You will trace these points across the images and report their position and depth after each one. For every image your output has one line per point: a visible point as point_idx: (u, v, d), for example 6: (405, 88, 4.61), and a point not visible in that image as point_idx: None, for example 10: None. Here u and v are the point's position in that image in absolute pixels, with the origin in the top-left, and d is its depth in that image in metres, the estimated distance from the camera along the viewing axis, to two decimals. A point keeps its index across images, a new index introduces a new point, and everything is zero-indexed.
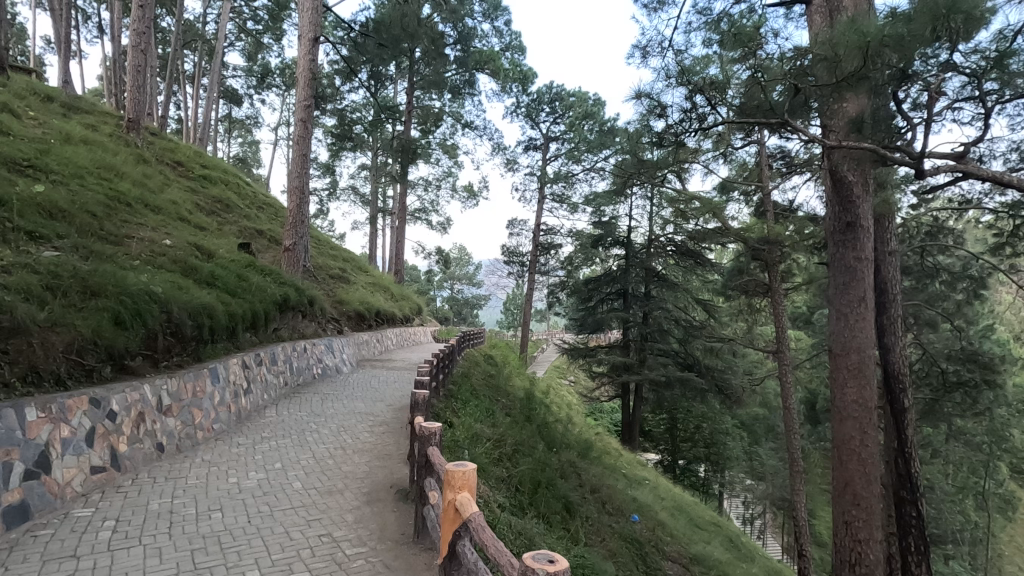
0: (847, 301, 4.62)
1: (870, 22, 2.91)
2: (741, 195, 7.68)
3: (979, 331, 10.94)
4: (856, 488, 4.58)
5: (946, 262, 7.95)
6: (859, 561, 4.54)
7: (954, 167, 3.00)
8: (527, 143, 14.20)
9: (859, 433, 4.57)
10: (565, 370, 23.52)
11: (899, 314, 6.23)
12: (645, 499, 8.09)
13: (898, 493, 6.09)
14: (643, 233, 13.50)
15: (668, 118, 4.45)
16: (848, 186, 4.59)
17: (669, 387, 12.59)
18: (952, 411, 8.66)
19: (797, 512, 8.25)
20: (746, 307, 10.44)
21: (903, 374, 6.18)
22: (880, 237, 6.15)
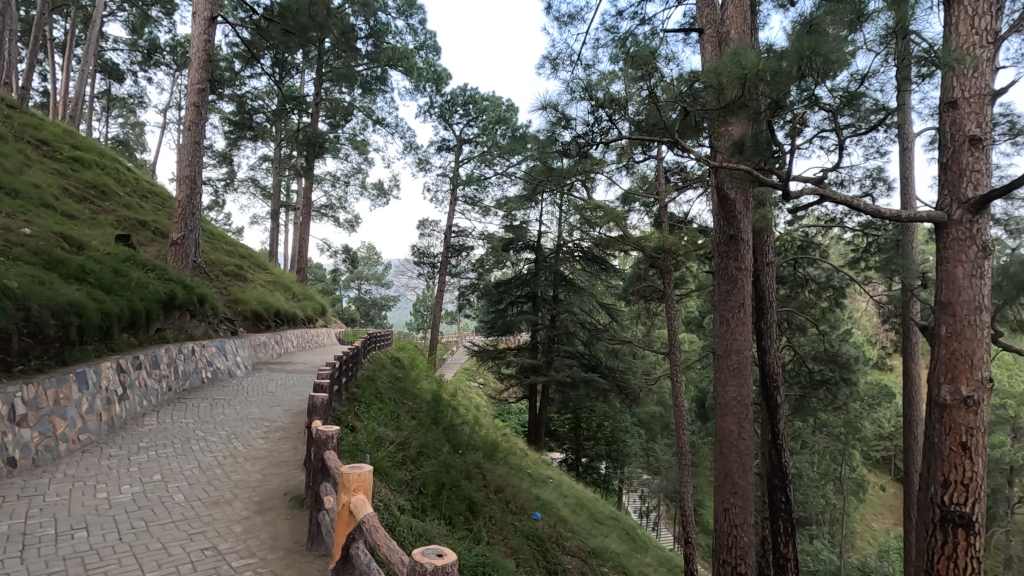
0: (729, 307, 5.07)
1: (748, 56, 3.22)
2: (641, 206, 8.12)
3: (840, 335, 12.39)
4: (734, 478, 5.00)
5: (813, 273, 8.93)
6: (735, 544, 4.95)
7: (816, 189, 3.36)
8: (440, 144, 14.09)
9: (737, 427, 5.01)
10: (474, 372, 23.59)
11: (774, 319, 6.91)
12: (548, 497, 8.31)
13: (771, 481, 6.69)
14: (552, 238, 13.87)
15: (573, 129, 4.60)
16: (731, 203, 5.05)
17: (574, 388, 13.03)
18: (817, 406, 9.73)
19: (686, 503, 8.86)
20: (644, 311, 11.07)
21: (777, 373, 6.84)
22: (759, 249, 6.79)
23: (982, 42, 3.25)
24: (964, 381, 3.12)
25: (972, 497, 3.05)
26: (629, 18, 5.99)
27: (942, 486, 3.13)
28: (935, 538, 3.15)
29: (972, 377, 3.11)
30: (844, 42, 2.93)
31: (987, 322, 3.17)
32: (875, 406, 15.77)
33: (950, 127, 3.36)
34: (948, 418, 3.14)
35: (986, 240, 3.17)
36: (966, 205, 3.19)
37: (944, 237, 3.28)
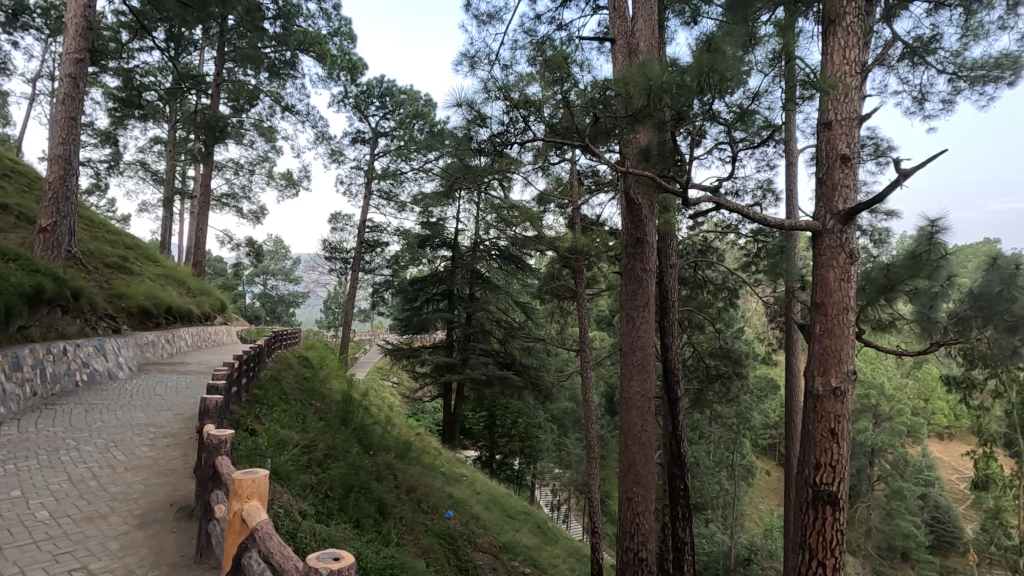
0: (634, 306, 5.35)
1: (653, 68, 3.39)
2: (556, 207, 8.33)
3: (734, 332, 13.41)
4: (637, 468, 5.26)
5: (711, 275, 9.60)
6: (637, 531, 5.23)
7: (712, 197, 3.59)
8: (355, 135, 13.62)
9: (641, 420, 5.28)
10: (387, 372, 23.03)
11: (676, 318, 7.35)
12: (461, 495, 8.30)
13: (671, 470, 7.11)
14: (469, 236, 13.85)
15: (489, 128, 4.63)
16: (638, 207, 5.33)
17: (489, 385, 13.11)
18: (712, 398, 10.48)
19: (593, 494, 9.19)
20: (558, 310, 11.36)
21: (678, 368, 7.28)
22: (663, 252, 7.21)
23: (851, 70, 3.65)
24: (833, 373, 3.49)
25: (837, 477, 3.42)
26: (546, 22, 6.11)
27: (814, 468, 3.48)
28: (808, 515, 3.49)
29: (840, 370, 3.49)
30: (739, 61, 3.17)
31: (852, 321, 3.57)
32: (762, 398, 17.26)
33: (825, 145, 3.74)
34: (819, 407, 3.50)
35: (852, 248, 3.57)
36: (837, 216, 3.56)
37: (819, 244, 3.65)
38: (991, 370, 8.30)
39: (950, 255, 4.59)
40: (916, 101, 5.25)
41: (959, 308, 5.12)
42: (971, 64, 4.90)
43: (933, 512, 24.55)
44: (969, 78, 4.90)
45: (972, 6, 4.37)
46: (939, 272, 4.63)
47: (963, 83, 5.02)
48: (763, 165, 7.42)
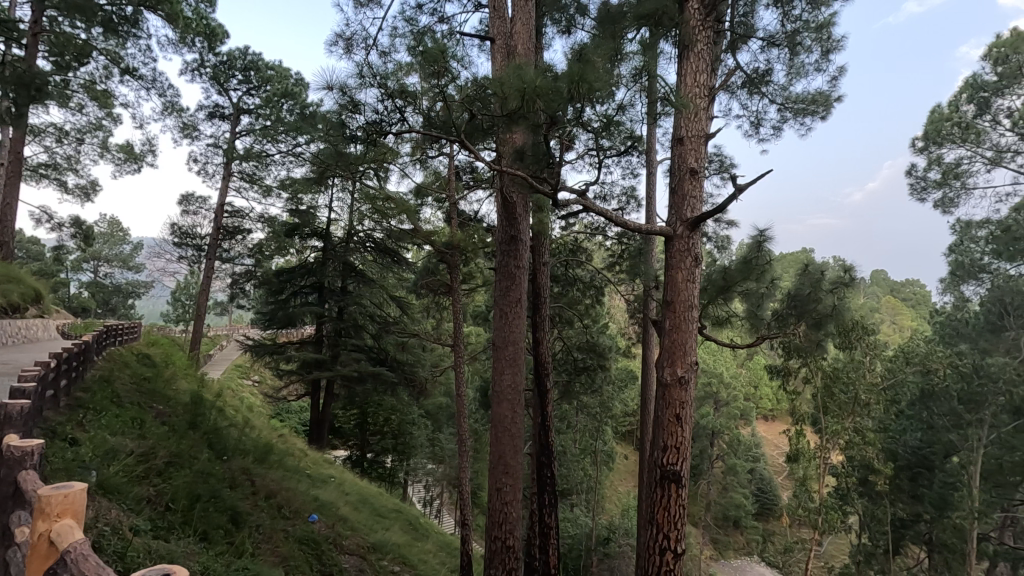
0: (508, 302, 5.51)
1: (527, 71, 3.48)
2: (434, 201, 8.26)
3: (599, 328, 14.33)
4: (506, 459, 5.41)
5: (580, 273, 10.16)
6: (505, 519, 5.39)
7: (579, 200, 3.76)
8: (212, 110, 12.34)
9: (511, 413, 5.45)
10: (247, 370, 21.27)
11: (547, 313, 7.69)
12: (328, 497, 7.91)
13: (539, 459, 7.42)
14: (342, 227, 13.23)
15: (362, 115, 4.44)
16: (513, 206, 5.51)
17: (361, 382, 12.61)
18: (579, 390, 11.10)
19: (465, 487, 9.27)
20: (434, 305, 11.29)
21: (548, 361, 7.61)
22: (537, 250, 7.51)
23: (701, 93, 4.07)
24: (679, 365, 3.88)
25: (682, 458, 3.81)
26: (427, 13, 6.03)
27: (663, 451, 3.84)
28: (656, 493, 3.83)
29: (685, 361, 3.89)
30: (605, 73, 3.37)
31: (695, 317, 3.99)
32: (623, 388, 18.66)
33: (678, 158, 4.13)
34: (668, 395, 3.86)
35: (697, 252, 3.98)
36: (686, 223, 3.95)
37: (670, 248, 4.01)
38: (803, 359, 9.78)
39: (774, 261, 5.32)
40: (753, 125, 6.01)
41: (779, 307, 5.96)
42: (795, 98, 5.72)
43: (759, 483, 28.38)
44: (792, 109, 5.71)
45: (795, 49, 5.11)
46: (765, 276, 5.35)
47: (789, 114, 5.84)
48: (628, 172, 8.01)
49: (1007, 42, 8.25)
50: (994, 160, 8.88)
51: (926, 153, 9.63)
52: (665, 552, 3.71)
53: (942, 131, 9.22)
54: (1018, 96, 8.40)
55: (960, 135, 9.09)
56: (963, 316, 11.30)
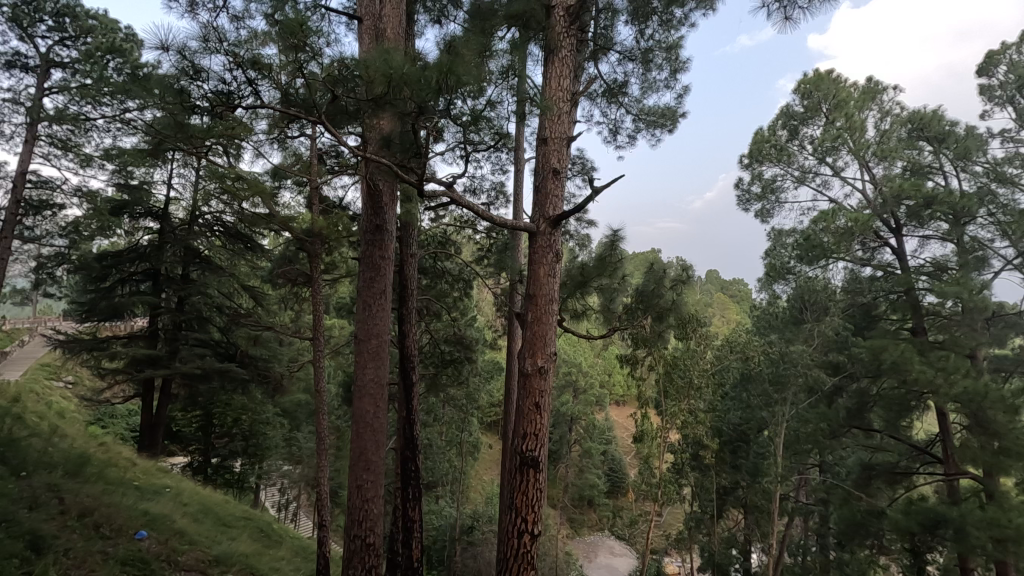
0: (371, 293, 5.37)
1: (395, 57, 3.39)
2: (293, 184, 7.71)
3: (468, 320, 14.48)
4: (368, 455, 5.26)
5: (449, 265, 10.20)
6: (366, 517, 5.24)
7: (447, 192, 3.73)
8: (11, 59, 10.26)
9: (373, 407, 5.31)
10: (58, 369, 18.15)
11: (414, 305, 7.59)
12: (161, 509, 7.06)
13: (403, 453, 7.30)
14: (184, 207, 11.81)
15: (205, 84, 3.97)
16: (379, 194, 5.37)
17: (205, 380, 11.36)
18: (446, 382, 11.14)
19: (323, 488, 8.81)
20: (292, 296, 10.54)
21: (414, 354, 7.53)
22: (405, 241, 7.39)
23: (564, 97, 4.28)
24: (539, 355, 4.06)
25: (539, 444, 4.01)
26: None
27: (523, 438, 4.00)
28: (516, 480, 3.98)
29: (545, 352, 4.08)
30: (475, 66, 3.40)
31: (555, 310, 4.21)
32: (490, 379, 19.08)
33: (542, 158, 4.31)
34: (528, 384, 4.03)
35: (558, 248, 4.19)
36: (548, 220, 4.14)
37: (534, 243, 4.17)
38: (648, 349, 10.77)
39: (625, 259, 5.79)
40: (612, 133, 6.46)
41: (629, 301, 6.51)
42: (648, 110, 6.27)
43: (611, 464, 30.81)
44: (645, 121, 6.25)
45: (648, 65, 5.60)
46: (617, 272, 5.81)
47: (642, 124, 6.39)
48: (497, 168, 8.18)
49: (811, 80, 9.81)
50: (801, 179, 10.50)
51: (750, 169, 11.07)
52: (522, 534, 3.87)
53: (763, 151, 10.69)
54: (818, 126, 10.00)
55: (776, 156, 10.59)
56: (774, 310, 13.27)
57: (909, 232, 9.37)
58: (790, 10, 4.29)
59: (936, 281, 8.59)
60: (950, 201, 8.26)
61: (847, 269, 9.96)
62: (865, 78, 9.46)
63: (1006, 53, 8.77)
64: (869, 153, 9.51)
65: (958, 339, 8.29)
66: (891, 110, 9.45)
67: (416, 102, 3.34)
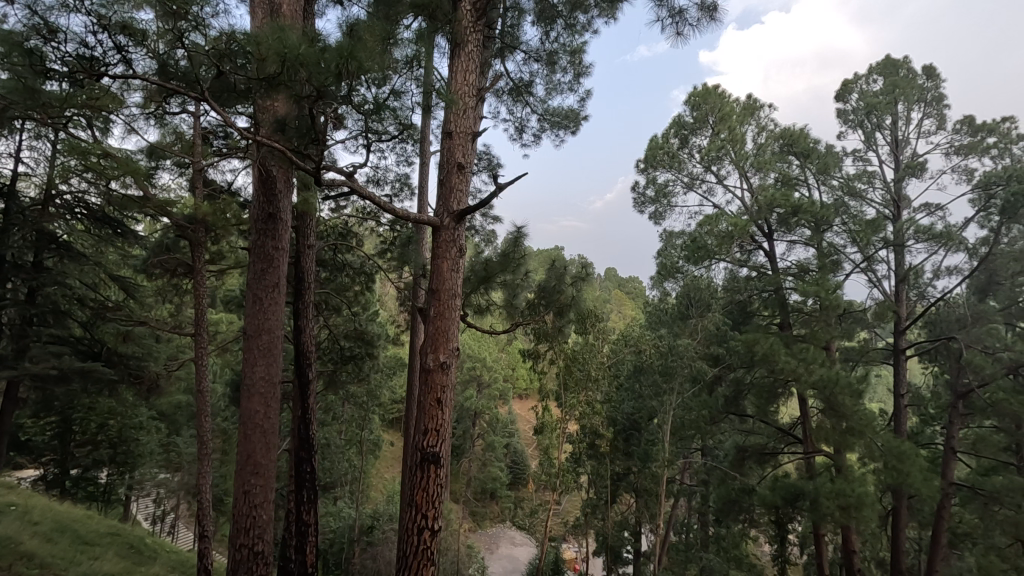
0: (263, 287, 5.06)
1: (291, 35, 3.18)
2: (173, 165, 7.01)
3: (369, 315, 14.06)
4: (257, 458, 4.95)
5: (349, 258, 9.83)
6: (253, 524, 4.93)
7: (347, 182, 3.56)
8: None
9: (263, 407, 5.01)
10: None
11: (312, 299, 7.24)
12: (3, 531, 6.15)
13: (297, 454, 6.92)
14: (36, 185, 10.27)
15: (61, 44, 3.48)
16: (272, 180, 5.06)
17: (61, 382, 9.97)
18: (345, 379, 10.74)
19: (205, 496, 8.15)
20: (171, 288, 9.60)
21: (311, 350, 7.18)
22: (302, 232, 7.01)
23: (469, 93, 4.29)
24: (442, 351, 4.03)
25: (441, 439, 3.99)
26: None
27: (424, 435, 3.95)
28: (416, 477, 3.93)
29: (447, 347, 4.06)
30: (378, 53, 3.28)
31: (458, 305, 4.20)
32: (392, 375, 18.68)
33: (447, 152, 4.27)
34: (430, 380, 3.99)
35: (462, 243, 4.19)
36: (452, 215, 4.11)
37: (437, 238, 4.13)
38: (550, 343, 11.10)
39: (528, 255, 5.91)
40: (518, 131, 6.55)
41: (532, 297, 6.67)
42: (552, 111, 6.45)
43: (513, 456, 31.46)
44: (549, 121, 6.42)
45: (553, 67, 5.74)
46: (520, 268, 5.92)
47: (547, 125, 6.54)
48: (402, 160, 7.99)
49: (700, 93, 10.58)
50: (689, 184, 11.29)
51: (646, 173, 11.65)
52: (422, 531, 3.84)
53: (657, 157, 11.29)
54: (705, 137, 10.79)
55: (668, 162, 11.25)
56: (664, 306, 14.21)
57: (778, 238, 10.43)
58: (682, 26, 4.59)
59: (800, 281, 9.66)
60: (812, 211, 9.30)
61: (727, 269, 10.87)
62: (746, 95, 10.38)
63: (858, 83, 10.01)
64: (748, 163, 10.46)
65: (817, 333, 9.37)
66: (766, 126, 10.45)
67: (314, 85, 3.16)
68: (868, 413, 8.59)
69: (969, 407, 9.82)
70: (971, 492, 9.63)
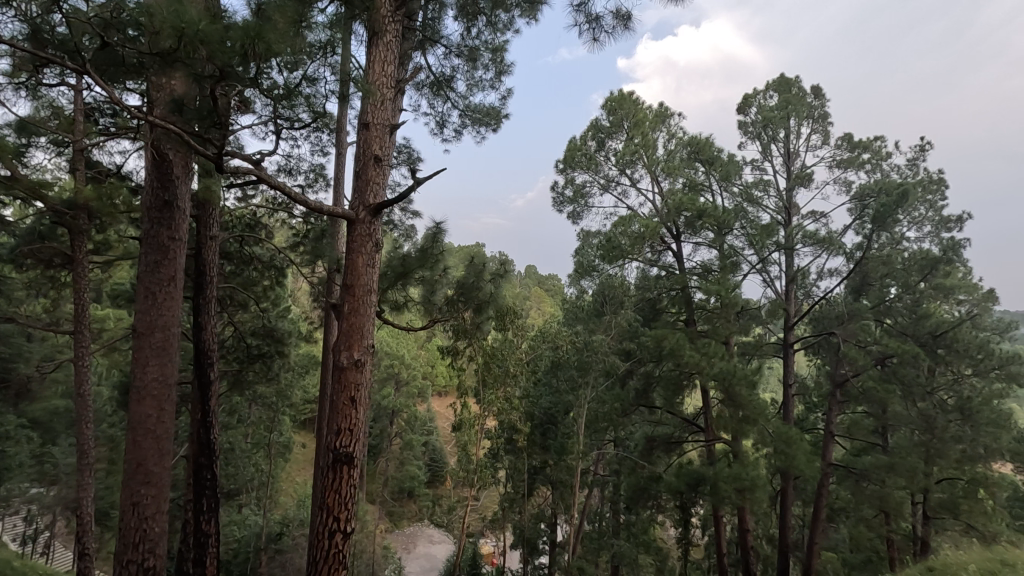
0: (157, 280, 4.66)
1: (190, 9, 2.94)
2: (49, 144, 6.26)
3: (279, 312, 13.33)
4: (148, 466, 4.58)
5: (256, 251, 9.28)
6: (143, 538, 4.53)
7: (252, 170, 3.34)
8: None
9: (156, 410, 4.63)
10: None
11: (215, 294, 6.76)
12: None
13: (196, 460, 6.43)
14: None
15: None
16: (168, 165, 4.67)
17: None
18: (251, 379, 10.14)
19: (86, 511, 7.40)
20: (46, 281, 8.60)
21: (212, 349, 6.70)
22: (203, 221, 6.53)
23: (387, 84, 4.18)
24: (356, 348, 3.92)
25: (354, 439, 3.86)
26: None
27: (336, 435, 3.81)
28: (327, 478, 3.79)
29: (362, 344, 3.95)
30: (288, 35, 3.10)
31: (373, 301, 4.10)
32: (304, 374, 17.84)
33: (363, 144, 4.14)
34: (343, 378, 3.86)
35: (378, 238, 4.08)
36: (368, 209, 4.00)
37: (352, 232, 3.99)
38: (469, 339, 11.07)
39: (446, 251, 5.88)
40: (439, 125, 6.48)
41: (450, 293, 6.63)
42: (473, 107, 6.44)
43: (431, 454, 31.14)
44: (470, 118, 6.41)
45: (474, 63, 5.73)
46: (439, 264, 5.87)
47: (468, 121, 6.52)
48: (316, 149, 7.65)
49: (616, 99, 10.98)
50: (605, 186, 11.69)
51: (564, 173, 11.93)
52: (333, 534, 3.71)
53: (575, 158, 11.58)
54: (620, 141, 11.22)
55: (585, 163, 11.58)
56: (580, 304, 14.65)
57: (685, 239, 11.06)
58: (598, 32, 4.75)
59: (704, 280, 10.30)
60: (715, 215, 9.95)
61: (638, 268, 11.37)
62: (657, 103, 10.93)
63: (757, 98, 10.84)
64: (659, 168, 10.99)
65: (717, 329, 10.08)
66: (676, 133, 11.05)
67: (215, 65, 2.94)
68: (761, 402, 9.35)
69: (845, 394, 10.95)
70: (845, 471, 10.76)
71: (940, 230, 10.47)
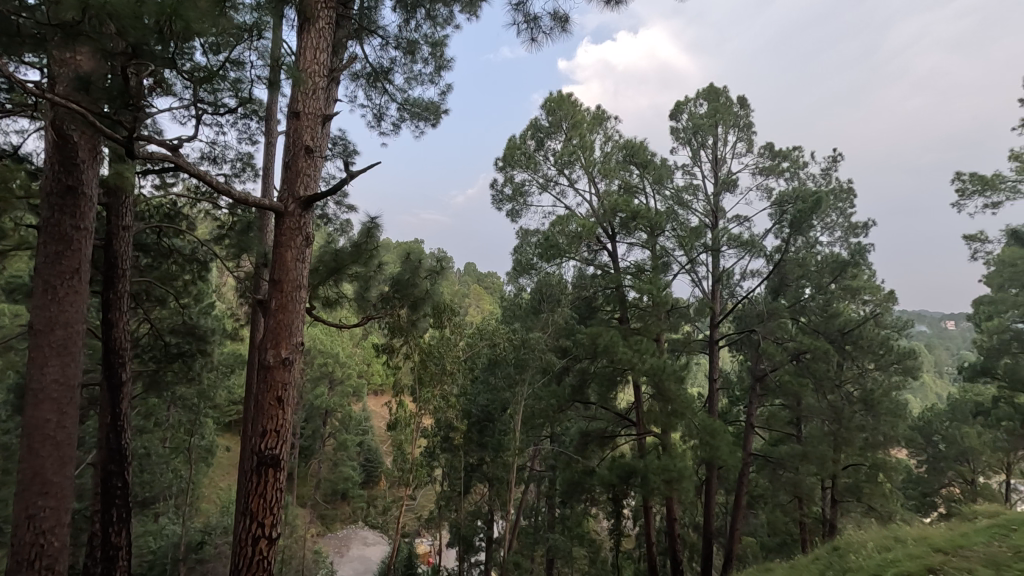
0: (57, 272, 4.28)
1: None
2: None
3: (201, 308, 12.56)
4: (46, 475, 4.20)
5: (175, 243, 8.70)
6: (40, 555, 4.12)
7: (168, 156, 3.09)
8: None
9: (56, 414, 4.26)
10: None
11: (127, 289, 6.28)
12: None
13: (105, 468, 5.95)
14: None
15: None
16: (71, 147, 4.30)
17: None
18: (168, 379, 9.46)
19: None
20: None
21: (124, 347, 6.22)
22: (115, 209, 6.05)
23: (319, 72, 4.03)
24: (284, 345, 3.75)
25: (281, 440, 3.70)
26: None
27: (261, 436, 3.62)
28: (251, 482, 3.61)
29: (290, 341, 3.80)
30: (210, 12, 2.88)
31: (303, 297, 3.94)
32: (229, 374, 16.93)
33: (294, 133, 3.97)
34: (270, 377, 3.68)
35: (308, 232, 3.93)
36: (298, 201, 3.85)
37: (281, 225, 3.83)
38: (404, 337, 10.86)
39: (380, 247, 5.76)
40: (375, 117, 6.32)
41: (385, 289, 6.50)
42: (411, 101, 6.34)
43: (366, 454, 30.43)
44: (408, 111, 6.30)
45: (412, 56, 5.66)
46: (373, 260, 5.73)
47: (405, 114, 6.41)
48: (243, 137, 7.27)
49: (555, 99, 11.11)
50: (544, 186, 11.82)
51: (504, 171, 11.95)
52: (257, 540, 3.55)
53: (515, 157, 11.59)
54: (558, 141, 11.38)
55: (525, 162, 11.65)
56: (518, 302, 14.74)
57: (620, 239, 11.36)
58: (536, 33, 4.80)
59: (637, 279, 10.61)
60: (648, 216, 10.28)
61: (575, 267, 11.58)
62: (595, 105, 11.17)
63: (688, 105, 11.31)
64: (596, 170, 11.20)
65: (649, 326, 10.44)
66: (612, 136, 11.34)
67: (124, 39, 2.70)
68: (688, 396, 9.77)
69: (764, 388, 11.64)
70: (764, 460, 11.45)
71: (849, 235, 11.34)
